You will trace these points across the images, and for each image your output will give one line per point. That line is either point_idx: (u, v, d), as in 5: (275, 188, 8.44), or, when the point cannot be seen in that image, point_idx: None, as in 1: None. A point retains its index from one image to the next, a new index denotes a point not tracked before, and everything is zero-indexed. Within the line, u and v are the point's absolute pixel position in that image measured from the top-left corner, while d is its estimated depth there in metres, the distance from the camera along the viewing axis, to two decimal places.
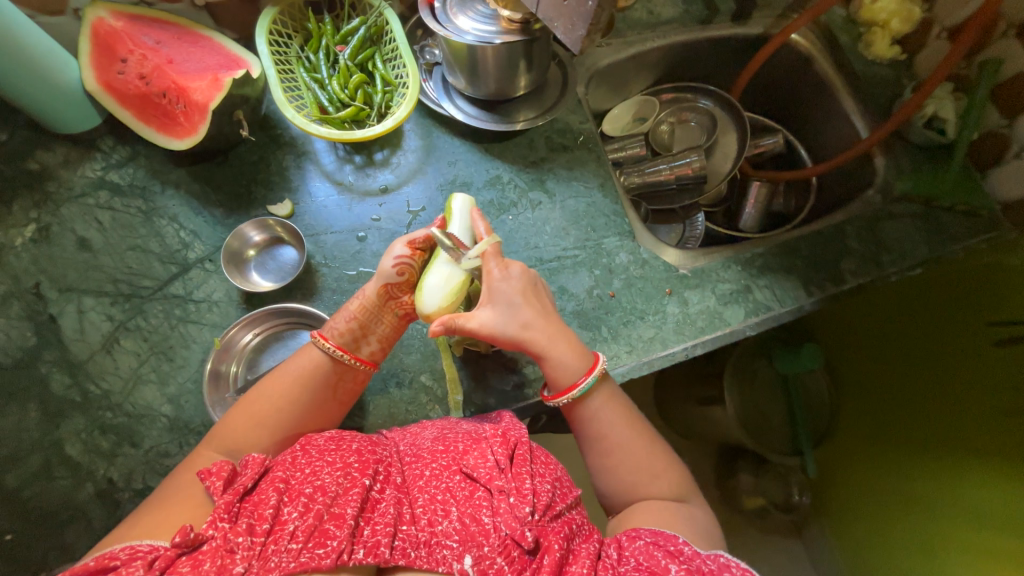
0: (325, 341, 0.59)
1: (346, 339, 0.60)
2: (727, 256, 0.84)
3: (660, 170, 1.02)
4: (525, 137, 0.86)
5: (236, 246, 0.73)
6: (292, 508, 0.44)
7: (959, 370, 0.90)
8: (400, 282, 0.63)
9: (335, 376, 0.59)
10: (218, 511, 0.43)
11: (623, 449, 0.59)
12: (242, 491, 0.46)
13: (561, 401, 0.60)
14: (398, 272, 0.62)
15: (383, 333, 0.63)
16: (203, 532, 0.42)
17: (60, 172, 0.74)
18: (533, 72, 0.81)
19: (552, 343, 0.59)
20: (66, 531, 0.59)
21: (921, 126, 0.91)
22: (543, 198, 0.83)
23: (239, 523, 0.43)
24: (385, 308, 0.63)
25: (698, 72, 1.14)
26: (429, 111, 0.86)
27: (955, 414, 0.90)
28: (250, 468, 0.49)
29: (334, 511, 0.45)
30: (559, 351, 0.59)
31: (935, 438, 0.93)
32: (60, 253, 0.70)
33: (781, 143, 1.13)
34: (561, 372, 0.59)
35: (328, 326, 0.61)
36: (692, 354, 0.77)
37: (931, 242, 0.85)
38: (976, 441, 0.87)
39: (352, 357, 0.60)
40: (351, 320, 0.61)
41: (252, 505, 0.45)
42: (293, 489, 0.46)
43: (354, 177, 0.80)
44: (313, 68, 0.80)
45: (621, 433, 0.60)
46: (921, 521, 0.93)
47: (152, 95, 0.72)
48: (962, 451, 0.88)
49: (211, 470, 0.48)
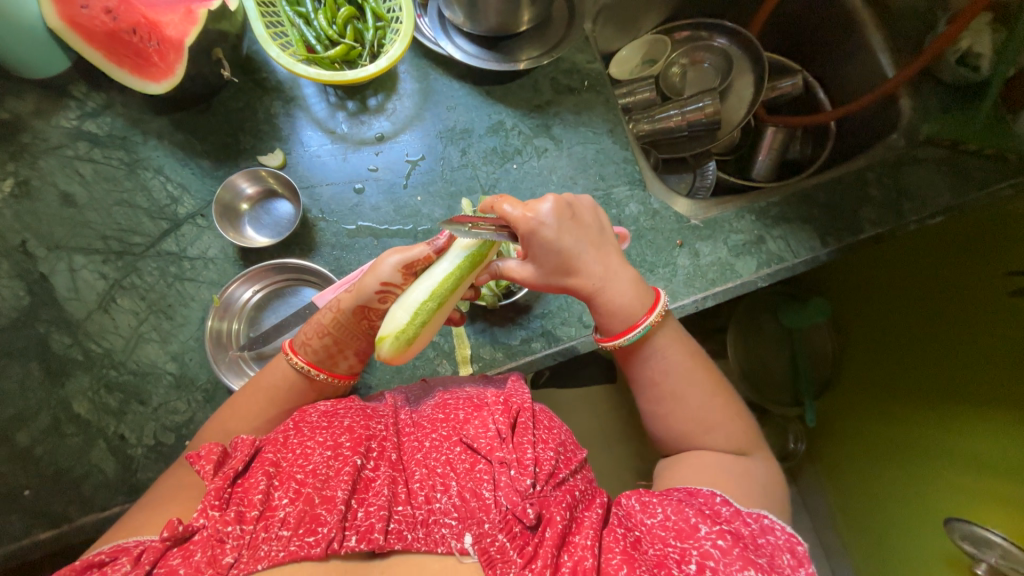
0: (293, 356, 0.56)
1: (320, 356, 0.56)
2: (740, 205, 0.81)
3: (671, 116, 0.96)
4: (529, 79, 0.80)
5: (228, 198, 0.70)
6: (282, 493, 0.43)
7: (965, 317, 0.90)
8: (378, 304, 0.56)
9: (314, 389, 0.57)
10: (208, 498, 0.42)
11: (679, 395, 0.56)
12: (233, 475, 0.44)
13: (614, 343, 0.57)
14: (380, 299, 0.55)
15: (361, 348, 0.59)
16: (192, 522, 0.40)
17: (34, 122, 0.69)
18: (538, 4, 0.74)
19: (607, 285, 0.56)
20: (83, 485, 0.60)
21: (954, 63, 0.85)
22: (549, 144, 0.79)
23: (227, 511, 0.41)
24: (361, 326, 0.57)
25: (715, 5, 1.04)
26: (425, 52, 0.79)
27: (968, 362, 0.89)
28: (240, 450, 0.46)
29: (324, 494, 0.43)
30: (615, 295, 0.56)
31: (946, 387, 0.92)
32: (44, 208, 0.67)
33: (799, 86, 1.06)
34: (615, 317, 0.56)
35: (299, 339, 0.57)
36: (702, 306, 0.75)
37: (955, 189, 0.81)
38: (980, 391, 0.87)
39: (325, 374, 0.57)
40: (325, 335, 0.56)
41: (241, 490, 0.43)
42: (283, 473, 0.44)
43: (347, 125, 0.75)
44: (297, 0, 0.73)
45: (683, 380, 0.56)
46: (917, 467, 0.95)
47: (121, 32, 0.65)
48: (977, 399, 0.87)
49: (200, 453, 0.46)
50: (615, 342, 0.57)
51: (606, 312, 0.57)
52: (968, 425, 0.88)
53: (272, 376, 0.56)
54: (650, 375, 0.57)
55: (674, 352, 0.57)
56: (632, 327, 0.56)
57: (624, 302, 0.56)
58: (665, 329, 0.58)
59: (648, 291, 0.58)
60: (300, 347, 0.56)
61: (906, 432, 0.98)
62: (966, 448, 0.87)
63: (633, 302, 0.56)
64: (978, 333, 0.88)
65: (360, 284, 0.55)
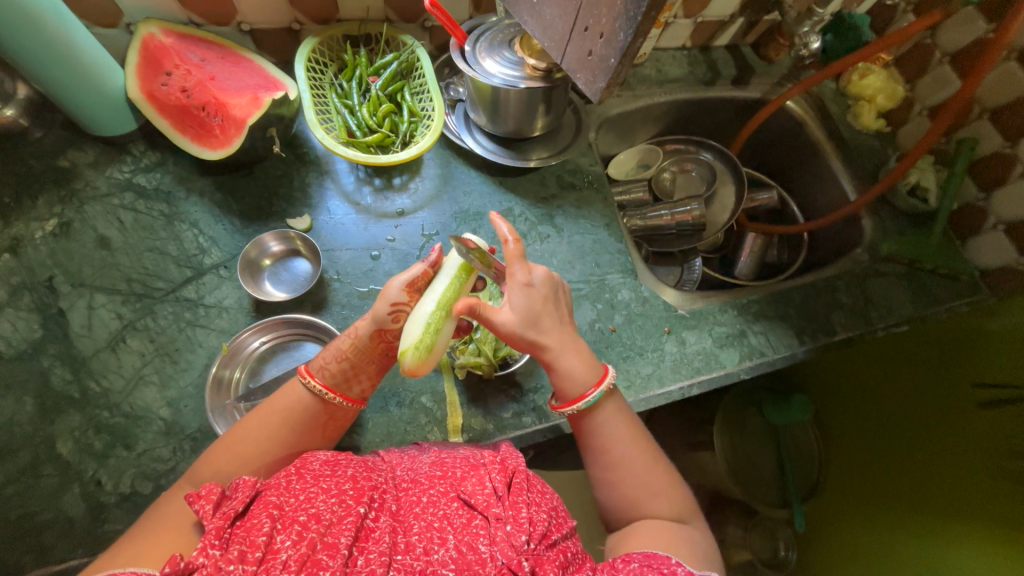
0: (308, 378, 0.58)
1: (337, 379, 0.59)
2: (724, 300, 0.88)
3: (662, 215, 1.07)
4: (537, 174, 0.91)
5: (253, 255, 0.75)
6: (285, 536, 0.42)
7: (952, 432, 0.92)
8: (392, 327, 0.61)
9: (325, 415, 0.59)
10: (209, 538, 0.42)
11: (626, 463, 0.58)
12: (233, 516, 0.44)
13: (568, 411, 0.59)
14: (393, 319, 0.61)
15: (375, 372, 0.62)
16: (193, 560, 0.39)
17: (88, 172, 0.76)
18: (551, 116, 0.87)
19: (562, 353, 0.59)
20: (44, 534, 0.57)
21: (905, 193, 0.97)
22: (551, 232, 0.87)
23: (231, 550, 0.41)
24: (378, 350, 0.61)
25: (701, 127, 1.21)
26: (450, 143, 0.91)
27: (952, 473, 0.90)
28: (241, 492, 0.46)
29: (327, 540, 0.43)
30: (567, 362, 0.59)
31: (932, 499, 0.92)
32: (79, 248, 0.72)
33: (775, 199, 1.19)
34: (568, 383, 0.59)
35: (316, 363, 0.59)
36: (688, 393, 0.79)
37: (915, 302, 0.90)
38: (973, 508, 0.86)
39: (340, 398, 0.59)
40: (341, 359, 0.59)
41: (244, 530, 0.43)
42: (286, 516, 0.44)
43: (371, 198, 0.83)
44: (345, 94, 0.85)
45: (629, 449, 0.58)
46: None
47: (192, 107, 0.75)
48: (963, 512, 0.87)
49: (200, 494, 0.45)
50: (575, 408, 0.59)
51: (557, 377, 0.59)
52: (957, 541, 0.86)
53: (286, 400, 0.57)
54: (599, 443, 0.59)
55: (619, 422, 0.59)
56: (583, 396, 0.59)
57: (574, 372, 0.59)
58: (611, 400, 0.60)
59: (598, 363, 0.61)
60: (318, 369, 0.59)
61: (896, 541, 0.96)
62: (951, 565, 0.85)
63: (582, 372, 0.59)
64: (951, 443, 0.92)
65: (374, 309, 0.61)
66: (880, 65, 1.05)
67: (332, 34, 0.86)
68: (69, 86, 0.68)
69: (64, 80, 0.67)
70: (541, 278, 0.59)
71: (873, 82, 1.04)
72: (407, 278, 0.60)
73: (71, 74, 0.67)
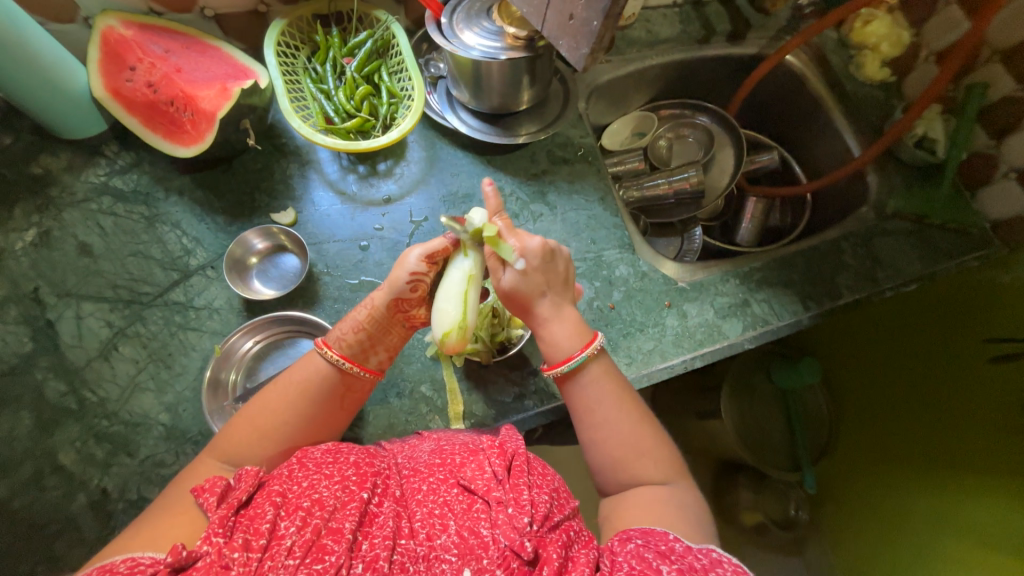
0: (327, 349, 0.57)
1: (354, 350, 0.58)
2: (725, 269, 0.85)
3: (659, 184, 1.03)
4: (527, 150, 0.88)
5: (238, 253, 0.73)
6: (289, 522, 0.42)
7: (956, 385, 0.92)
8: (411, 297, 0.61)
9: (344, 385, 0.58)
10: (213, 526, 0.41)
11: (612, 424, 0.57)
12: (237, 505, 0.44)
13: (553, 373, 0.59)
14: (412, 290, 0.60)
15: (392, 344, 0.61)
16: (197, 548, 0.39)
17: (63, 177, 0.74)
18: (536, 88, 0.83)
19: (552, 318, 0.59)
20: (56, 542, 0.58)
21: (913, 146, 0.92)
22: (544, 210, 0.84)
23: (235, 538, 0.40)
24: (395, 321, 0.61)
25: (697, 88, 1.16)
26: (433, 124, 0.87)
27: (963, 429, 0.90)
28: (246, 481, 0.46)
29: (331, 525, 0.43)
30: (556, 326, 0.59)
31: (940, 455, 0.93)
32: (61, 257, 0.70)
33: (775, 159, 1.14)
34: (553, 343, 0.59)
35: (334, 335, 0.58)
36: (691, 366, 0.77)
37: (924, 259, 0.87)
38: (976, 459, 0.88)
39: (358, 368, 0.58)
40: (359, 330, 0.59)
41: (248, 518, 0.42)
42: (290, 503, 0.44)
43: (356, 187, 0.81)
44: (320, 79, 0.81)
45: (614, 411, 0.57)
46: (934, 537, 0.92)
47: (160, 103, 0.72)
48: (971, 465, 0.89)
49: (204, 486, 0.46)
50: (557, 369, 0.58)
51: (546, 338, 0.59)
52: (965, 489, 0.89)
53: (305, 374, 0.56)
54: (584, 405, 0.58)
55: (604, 385, 0.58)
56: (570, 357, 0.58)
57: (560, 334, 0.58)
58: (599, 362, 0.59)
59: (586, 329, 0.59)
60: (336, 341, 0.58)
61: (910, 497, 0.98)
62: (967, 519, 0.87)
63: (568, 336, 0.58)
64: (960, 399, 0.91)
65: (391, 280, 0.60)
66: (885, 9, 0.98)
67: (301, 15, 0.81)
68: (33, 92, 0.66)
69: (27, 86, 0.65)
70: (535, 248, 0.58)
71: (877, 28, 0.98)
72: (426, 250, 0.60)
73: (34, 79, 0.65)
